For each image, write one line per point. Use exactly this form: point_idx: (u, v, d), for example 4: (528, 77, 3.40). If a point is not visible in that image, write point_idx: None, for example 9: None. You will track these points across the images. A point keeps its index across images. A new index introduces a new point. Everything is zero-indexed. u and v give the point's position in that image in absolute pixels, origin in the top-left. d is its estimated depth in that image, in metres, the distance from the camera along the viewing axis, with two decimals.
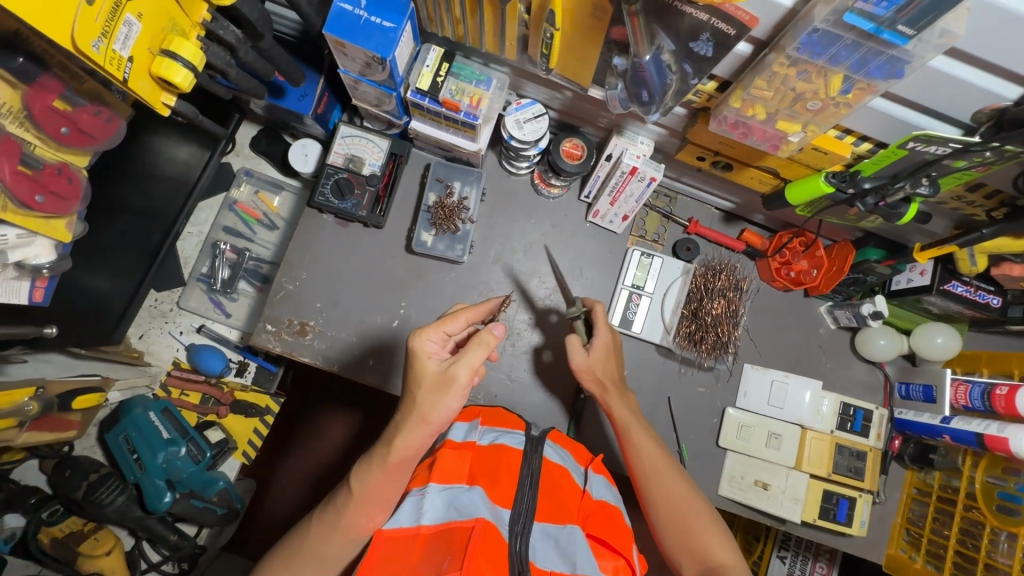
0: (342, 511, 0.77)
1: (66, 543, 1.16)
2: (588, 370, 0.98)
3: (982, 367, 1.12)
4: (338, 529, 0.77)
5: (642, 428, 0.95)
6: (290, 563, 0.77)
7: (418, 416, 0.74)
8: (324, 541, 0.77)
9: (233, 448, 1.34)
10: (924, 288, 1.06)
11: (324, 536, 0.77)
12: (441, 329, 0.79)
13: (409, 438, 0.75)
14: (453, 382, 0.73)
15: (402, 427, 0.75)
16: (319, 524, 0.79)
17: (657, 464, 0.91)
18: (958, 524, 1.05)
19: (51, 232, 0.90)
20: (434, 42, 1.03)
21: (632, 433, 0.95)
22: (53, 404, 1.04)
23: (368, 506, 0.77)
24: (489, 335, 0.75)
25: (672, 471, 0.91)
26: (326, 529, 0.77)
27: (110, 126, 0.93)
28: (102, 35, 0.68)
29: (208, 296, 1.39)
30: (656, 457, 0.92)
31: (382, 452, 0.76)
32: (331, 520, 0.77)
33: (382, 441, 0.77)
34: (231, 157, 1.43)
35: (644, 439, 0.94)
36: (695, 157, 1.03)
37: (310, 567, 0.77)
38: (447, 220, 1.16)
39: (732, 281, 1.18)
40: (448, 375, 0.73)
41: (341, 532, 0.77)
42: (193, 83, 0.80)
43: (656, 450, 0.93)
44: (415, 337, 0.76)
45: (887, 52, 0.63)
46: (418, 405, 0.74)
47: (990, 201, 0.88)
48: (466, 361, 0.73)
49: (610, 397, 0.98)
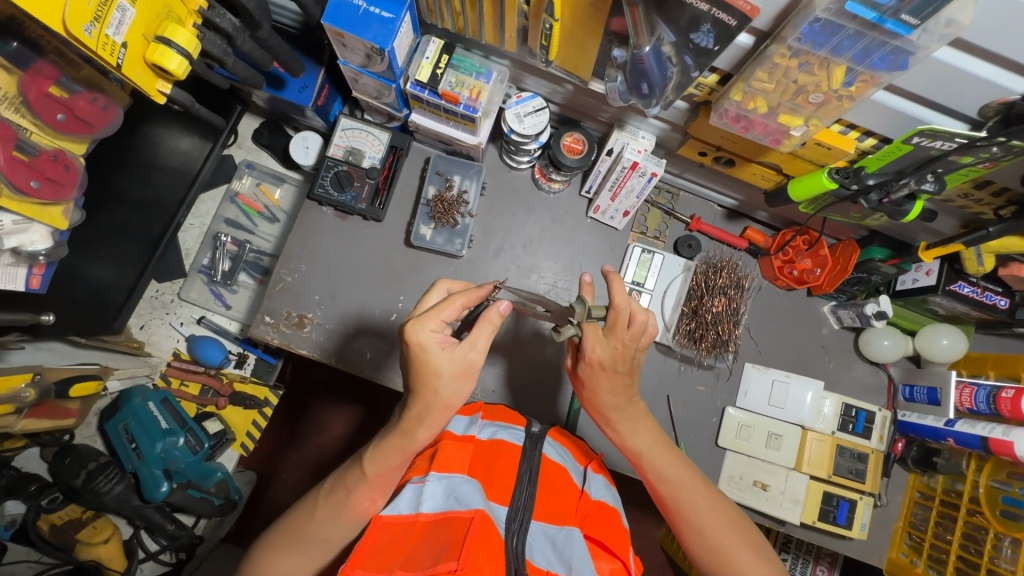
0: (352, 489, 0.77)
1: (65, 530, 1.18)
2: (585, 384, 0.87)
3: (988, 370, 1.10)
4: (345, 509, 0.77)
5: (652, 456, 0.86)
6: (296, 543, 0.77)
7: (442, 403, 0.73)
8: (331, 520, 0.77)
9: (231, 440, 1.34)
10: (929, 288, 1.04)
11: (330, 516, 0.77)
12: (440, 317, 0.72)
13: (422, 416, 0.74)
14: (474, 369, 0.73)
15: (423, 413, 0.73)
16: (324, 504, 0.78)
17: (678, 495, 0.83)
18: (962, 528, 1.03)
19: (48, 219, 0.91)
20: (434, 34, 1.03)
21: (645, 463, 0.86)
22: (50, 391, 1.05)
23: (377, 487, 0.77)
24: (495, 311, 0.74)
25: (695, 499, 0.83)
26: (335, 508, 0.77)
27: (107, 113, 0.93)
28: (95, 19, 0.68)
29: (209, 287, 1.40)
30: (674, 487, 0.84)
31: (402, 438, 0.75)
32: (339, 499, 0.77)
33: (400, 426, 0.75)
34: (233, 150, 1.43)
35: (659, 468, 0.85)
36: (696, 153, 1.01)
37: (314, 545, 0.77)
38: (446, 214, 1.15)
39: (733, 279, 1.17)
40: (468, 365, 0.73)
41: (348, 512, 0.77)
42: (188, 71, 0.80)
43: (673, 477, 0.85)
44: (414, 330, 0.71)
45: (891, 43, 0.62)
46: (440, 395, 0.73)
47: (998, 199, 0.87)
48: (479, 345, 0.74)
49: (611, 423, 0.88)
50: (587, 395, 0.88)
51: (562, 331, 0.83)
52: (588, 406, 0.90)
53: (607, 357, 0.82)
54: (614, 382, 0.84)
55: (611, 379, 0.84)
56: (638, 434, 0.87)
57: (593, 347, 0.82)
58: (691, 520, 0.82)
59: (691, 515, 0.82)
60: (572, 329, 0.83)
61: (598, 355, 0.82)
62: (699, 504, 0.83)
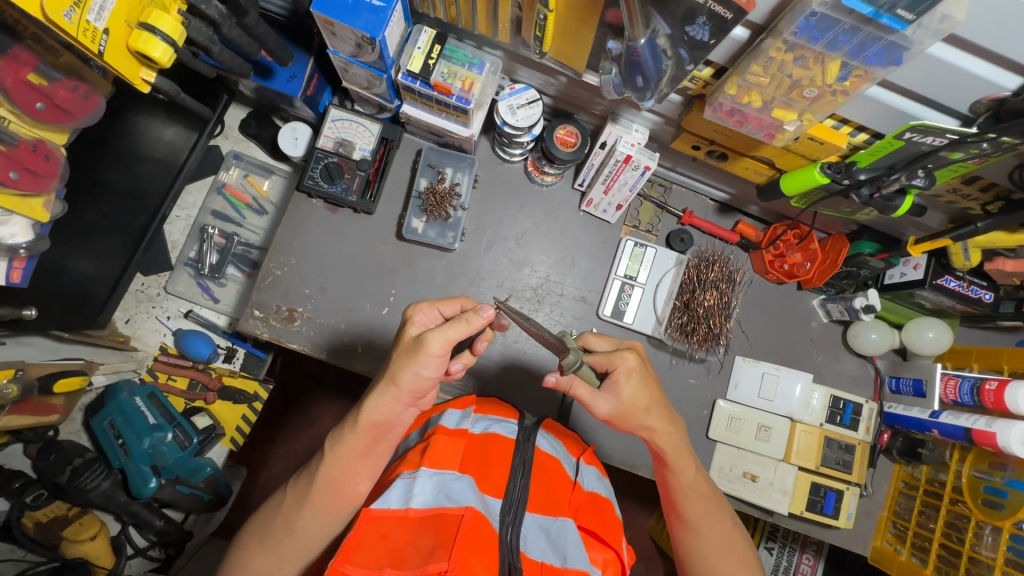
0: (314, 476, 0.76)
1: (50, 527, 1.15)
2: (631, 408, 0.80)
3: (973, 362, 1.10)
4: (310, 499, 0.76)
5: (695, 479, 0.86)
6: (264, 539, 0.77)
7: (388, 379, 0.72)
8: (296, 512, 0.76)
9: (221, 435, 1.32)
10: (917, 282, 1.05)
11: (296, 508, 0.77)
12: (436, 307, 0.77)
13: (380, 401, 0.73)
14: (424, 349, 0.69)
15: (374, 390, 0.74)
16: (291, 495, 0.78)
17: (698, 517, 0.86)
18: (945, 517, 1.05)
19: (28, 211, 0.89)
20: (426, 23, 1.01)
21: (680, 485, 0.86)
22: (33, 386, 1.02)
23: (343, 475, 0.76)
24: (474, 314, 0.69)
25: (710, 525, 0.86)
26: (300, 499, 0.77)
27: (88, 102, 0.91)
28: (74, 5, 0.67)
29: (196, 280, 1.37)
30: (695, 508, 0.86)
31: (353, 419, 0.75)
32: (303, 490, 0.77)
33: (355, 406, 0.76)
34: (220, 140, 1.41)
35: (690, 493, 0.86)
36: (690, 146, 1.01)
37: (283, 540, 0.77)
38: (438, 207, 1.14)
39: (725, 272, 1.18)
40: (420, 342, 0.69)
41: (313, 506, 0.76)
42: (173, 59, 0.79)
43: (699, 501, 0.86)
44: (409, 307, 0.77)
45: (886, 38, 0.62)
46: (391, 368, 0.72)
47: (986, 194, 0.88)
48: (444, 334, 0.69)
49: (661, 436, 0.83)
50: (636, 416, 0.81)
51: (571, 361, 0.76)
52: (628, 426, 0.82)
53: (637, 363, 0.80)
54: (639, 388, 0.80)
55: (647, 394, 0.80)
56: (689, 459, 0.86)
57: (622, 358, 0.80)
58: (700, 536, 0.86)
59: (704, 533, 0.86)
60: (574, 355, 0.76)
61: (632, 361, 0.79)
62: (712, 526, 0.86)
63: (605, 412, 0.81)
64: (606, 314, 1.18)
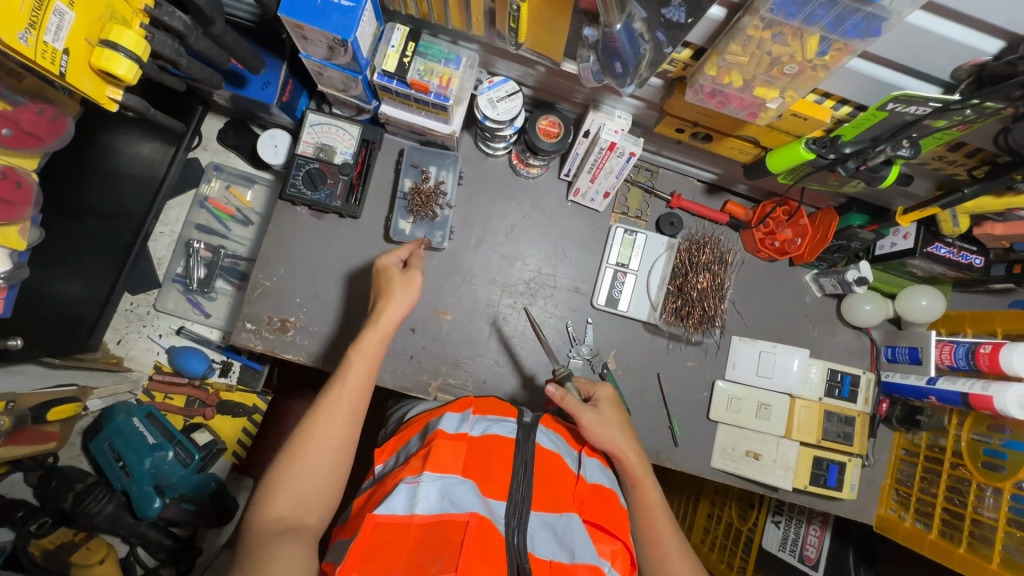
0: (344, 382, 0.86)
1: (58, 554, 1.13)
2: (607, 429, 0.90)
3: (966, 327, 1.11)
4: (344, 401, 0.84)
5: (659, 500, 0.91)
6: (297, 453, 0.79)
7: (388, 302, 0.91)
8: (328, 414, 0.82)
9: (222, 449, 1.32)
10: (907, 251, 1.05)
11: (329, 411, 0.83)
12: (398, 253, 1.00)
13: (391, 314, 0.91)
14: (413, 279, 0.94)
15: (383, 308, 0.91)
16: (320, 409, 0.83)
17: (666, 537, 0.87)
18: (946, 481, 1.06)
19: (5, 240, 0.87)
20: (398, 21, 0.99)
21: (646, 505, 0.90)
22: (26, 416, 1.03)
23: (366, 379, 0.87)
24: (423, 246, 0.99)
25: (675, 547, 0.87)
26: (333, 404, 0.84)
27: (57, 125, 0.89)
28: (30, 26, 0.64)
29: (185, 296, 1.36)
30: (662, 530, 0.88)
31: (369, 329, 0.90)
32: (336, 397, 0.84)
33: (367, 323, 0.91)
34: (198, 152, 1.39)
35: (656, 515, 0.89)
36: (674, 129, 0.99)
37: (319, 447, 0.80)
38: (424, 207, 1.13)
39: (716, 254, 1.17)
40: (407, 275, 0.94)
41: (348, 405, 0.84)
42: (139, 75, 0.77)
43: (665, 525, 0.89)
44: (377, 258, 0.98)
45: (864, 9, 0.61)
46: (393, 296, 0.92)
47: (972, 159, 0.87)
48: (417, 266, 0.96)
49: (628, 456, 0.90)
50: (609, 437, 0.89)
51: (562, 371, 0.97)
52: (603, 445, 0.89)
53: (614, 394, 0.96)
54: (615, 411, 0.93)
55: (620, 417, 0.93)
56: (653, 478, 0.93)
57: (601, 388, 0.96)
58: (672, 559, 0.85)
59: (670, 559, 0.85)
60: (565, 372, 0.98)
61: (610, 390, 0.96)
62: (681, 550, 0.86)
63: (589, 421, 0.89)
64: (600, 303, 1.17)
